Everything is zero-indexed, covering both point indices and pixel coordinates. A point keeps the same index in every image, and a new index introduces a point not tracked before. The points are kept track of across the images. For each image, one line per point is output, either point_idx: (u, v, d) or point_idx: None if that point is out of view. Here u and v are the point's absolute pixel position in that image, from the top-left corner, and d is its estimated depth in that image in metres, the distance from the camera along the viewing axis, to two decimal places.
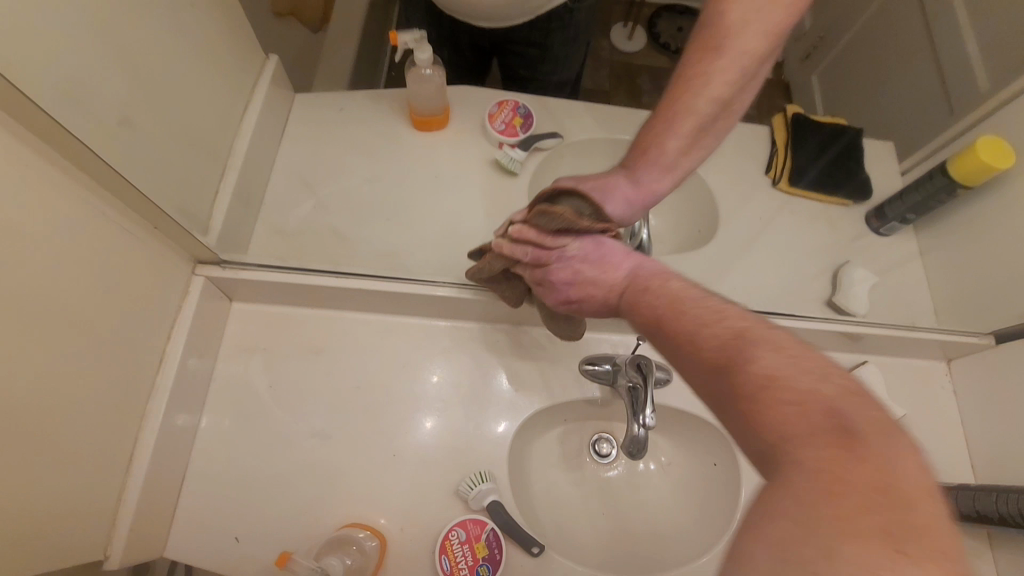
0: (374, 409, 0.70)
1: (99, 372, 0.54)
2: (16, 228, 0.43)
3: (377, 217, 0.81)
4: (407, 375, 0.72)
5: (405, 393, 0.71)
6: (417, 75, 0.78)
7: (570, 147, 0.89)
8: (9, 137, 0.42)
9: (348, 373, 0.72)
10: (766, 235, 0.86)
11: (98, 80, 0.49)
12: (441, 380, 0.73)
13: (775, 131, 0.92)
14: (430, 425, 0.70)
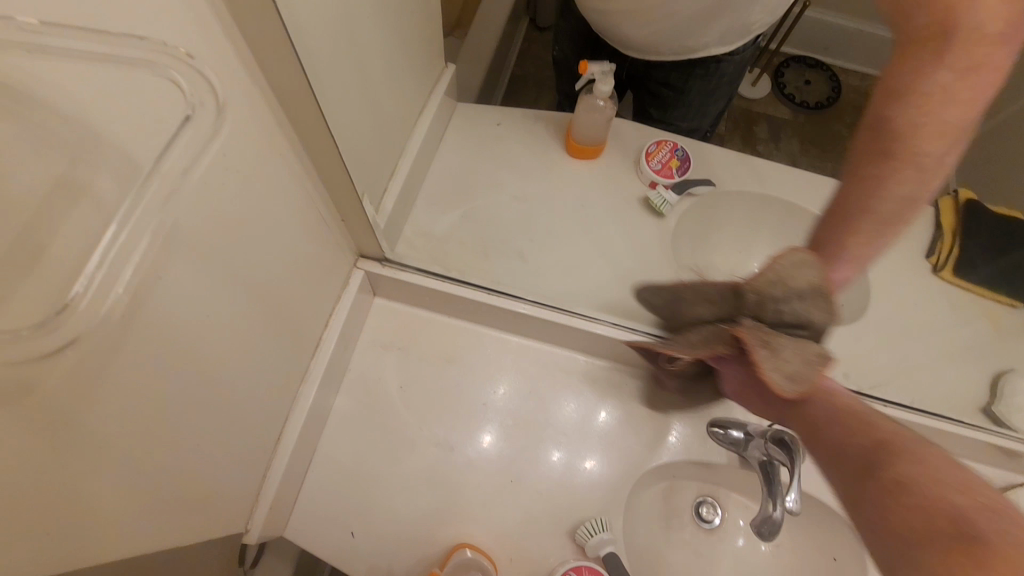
0: (444, 412, 0.70)
1: (279, 355, 0.55)
2: (265, 215, 0.45)
3: (521, 236, 0.81)
4: (474, 384, 0.72)
5: (473, 402, 0.71)
6: (590, 103, 0.79)
7: (721, 196, 0.86)
8: (277, 129, 0.43)
9: (438, 375, 0.72)
10: (921, 325, 0.80)
11: (345, 79, 0.50)
12: (507, 394, 0.72)
13: (941, 216, 0.88)
14: (490, 439, 0.69)
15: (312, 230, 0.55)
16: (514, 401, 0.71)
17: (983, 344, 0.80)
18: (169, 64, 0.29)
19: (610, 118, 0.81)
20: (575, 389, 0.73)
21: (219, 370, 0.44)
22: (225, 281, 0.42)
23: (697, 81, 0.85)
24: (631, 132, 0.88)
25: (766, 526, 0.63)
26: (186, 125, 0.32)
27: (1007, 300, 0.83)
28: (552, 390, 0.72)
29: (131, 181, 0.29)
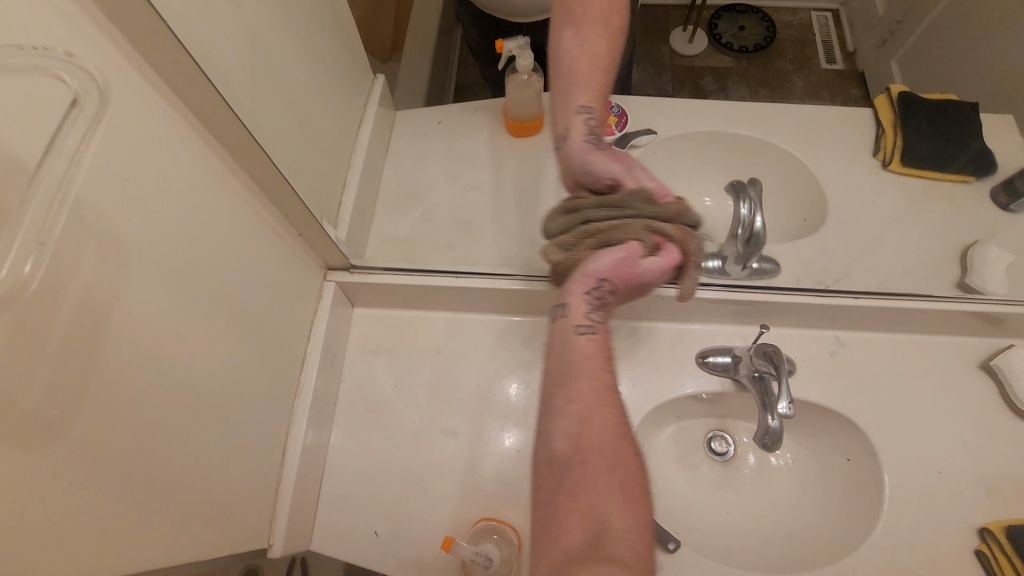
0: (456, 416, 0.71)
1: (263, 370, 0.57)
2: (214, 232, 0.47)
3: (482, 221, 0.84)
4: (484, 385, 0.73)
5: (486, 401, 0.72)
6: (517, 82, 0.81)
7: (665, 142, 0.89)
8: (210, 150, 0.46)
9: (441, 375, 0.74)
10: (881, 219, 0.83)
11: (267, 97, 0.53)
12: (519, 391, 0.73)
13: (879, 113, 0.90)
14: (510, 440, 0.70)
15: (269, 244, 0.57)
16: (527, 400, 0.72)
17: (946, 224, 0.82)
18: (61, 71, 0.31)
19: (539, 91, 0.84)
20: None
21: (198, 386, 0.46)
22: (183, 296, 0.43)
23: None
24: (566, 102, 0.91)
25: (769, 437, 0.64)
26: (79, 121, 0.32)
27: (960, 179, 0.84)
28: (560, 380, 0.73)
29: (52, 193, 0.31)
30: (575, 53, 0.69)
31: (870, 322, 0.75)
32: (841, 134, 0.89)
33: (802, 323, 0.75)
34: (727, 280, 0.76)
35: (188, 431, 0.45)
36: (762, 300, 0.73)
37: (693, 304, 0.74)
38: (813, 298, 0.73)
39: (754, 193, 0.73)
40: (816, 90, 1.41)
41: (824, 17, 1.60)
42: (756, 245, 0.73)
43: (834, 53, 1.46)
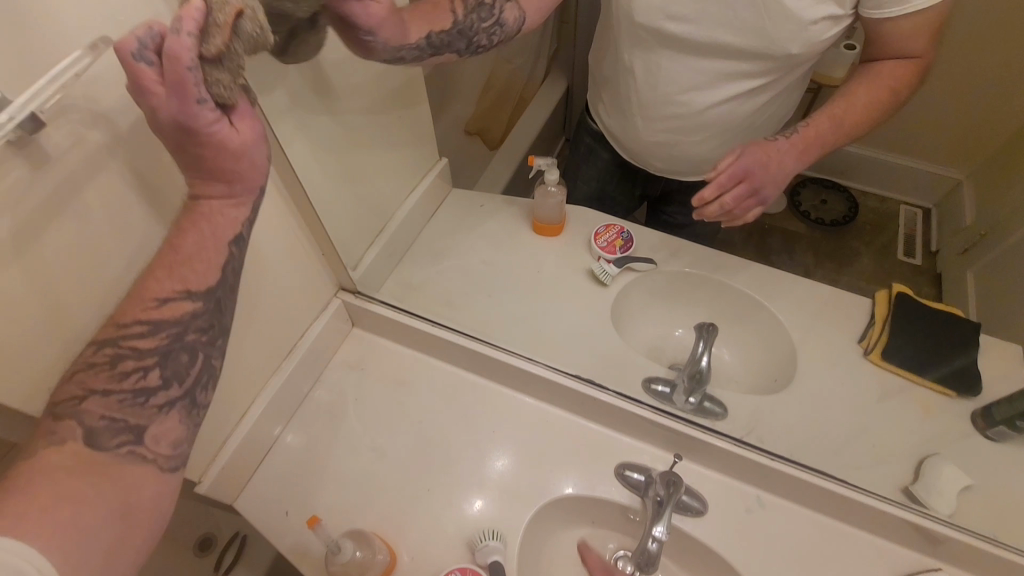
0: (415, 453, 0.81)
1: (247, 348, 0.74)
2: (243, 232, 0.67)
3: (480, 291, 0.97)
4: (476, 454, 0.81)
5: (474, 467, 0.80)
6: (544, 190, 0.98)
7: (662, 274, 0.99)
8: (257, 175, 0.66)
9: (399, 405, 0.86)
10: (842, 401, 0.84)
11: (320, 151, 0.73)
12: (504, 466, 0.80)
13: (875, 304, 0.92)
14: (480, 506, 0.77)
15: (284, 248, 0.76)
16: (511, 474, 0.80)
17: (911, 428, 0.81)
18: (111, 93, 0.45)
19: (562, 202, 1.00)
20: (507, 438, 0.83)
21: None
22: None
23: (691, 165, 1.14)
24: (587, 218, 1.05)
25: (644, 557, 0.70)
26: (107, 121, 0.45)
27: (941, 390, 0.83)
28: (477, 423, 0.84)
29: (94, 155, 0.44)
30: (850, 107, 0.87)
31: (795, 494, 0.76)
32: (833, 312, 0.93)
33: (727, 472, 0.78)
34: (668, 407, 0.81)
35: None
36: (685, 433, 0.78)
37: (624, 417, 0.81)
38: (735, 447, 0.76)
39: (710, 336, 0.81)
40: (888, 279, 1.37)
41: (915, 213, 1.62)
42: (700, 383, 0.79)
43: (915, 251, 1.47)
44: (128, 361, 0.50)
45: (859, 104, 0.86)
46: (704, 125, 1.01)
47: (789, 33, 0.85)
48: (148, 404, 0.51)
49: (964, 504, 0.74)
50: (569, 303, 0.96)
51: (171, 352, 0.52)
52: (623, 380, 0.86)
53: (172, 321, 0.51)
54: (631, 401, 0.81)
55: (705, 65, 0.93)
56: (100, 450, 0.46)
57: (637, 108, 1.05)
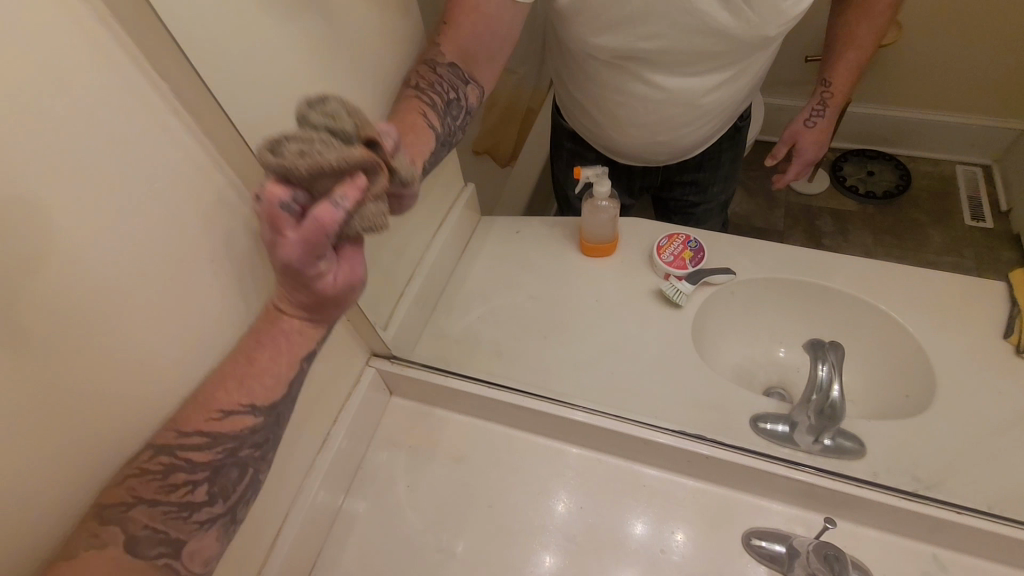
0: (468, 520, 0.69)
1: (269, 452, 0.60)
2: None
3: (532, 332, 0.82)
4: (536, 499, 0.69)
5: (537, 521, 0.68)
6: (593, 205, 0.84)
7: (743, 285, 0.83)
8: None
9: (461, 484, 0.71)
10: (1007, 414, 0.66)
11: None
12: (566, 509, 0.68)
13: (1014, 289, 0.75)
14: (549, 562, 0.65)
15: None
16: (577, 519, 0.67)
17: None
18: None
19: (616, 217, 0.85)
20: (598, 513, 0.68)
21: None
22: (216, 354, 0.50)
23: (732, 149, 1.02)
24: (643, 231, 0.90)
25: None
26: None
27: None
28: (529, 466, 0.72)
29: None
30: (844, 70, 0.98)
31: (981, 548, 0.59)
32: (964, 304, 0.76)
33: (884, 527, 0.62)
34: (791, 454, 0.66)
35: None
36: (829, 487, 0.62)
37: (735, 470, 0.65)
38: (879, 494, 0.61)
39: (836, 357, 0.65)
40: (957, 246, 1.21)
41: (973, 171, 1.46)
42: (834, 418, 0.64)
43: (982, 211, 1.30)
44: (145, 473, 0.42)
45: (865, 45, 0.97)
46: (702, 115, 0.88)
47: (772, 7, 0.72)
48: (196, 502, 0.45)
49: None
50: (641, 332, 0.80)
51: (222, 472, 0.47)
52: (725, 423, 0.70)
53: (231, 435, 0.46)
54: (739, 450, 0.66)
55: (687, 67, 0.79)
56: (137, 560, 0.41)
57: (617, 120, 0.91)
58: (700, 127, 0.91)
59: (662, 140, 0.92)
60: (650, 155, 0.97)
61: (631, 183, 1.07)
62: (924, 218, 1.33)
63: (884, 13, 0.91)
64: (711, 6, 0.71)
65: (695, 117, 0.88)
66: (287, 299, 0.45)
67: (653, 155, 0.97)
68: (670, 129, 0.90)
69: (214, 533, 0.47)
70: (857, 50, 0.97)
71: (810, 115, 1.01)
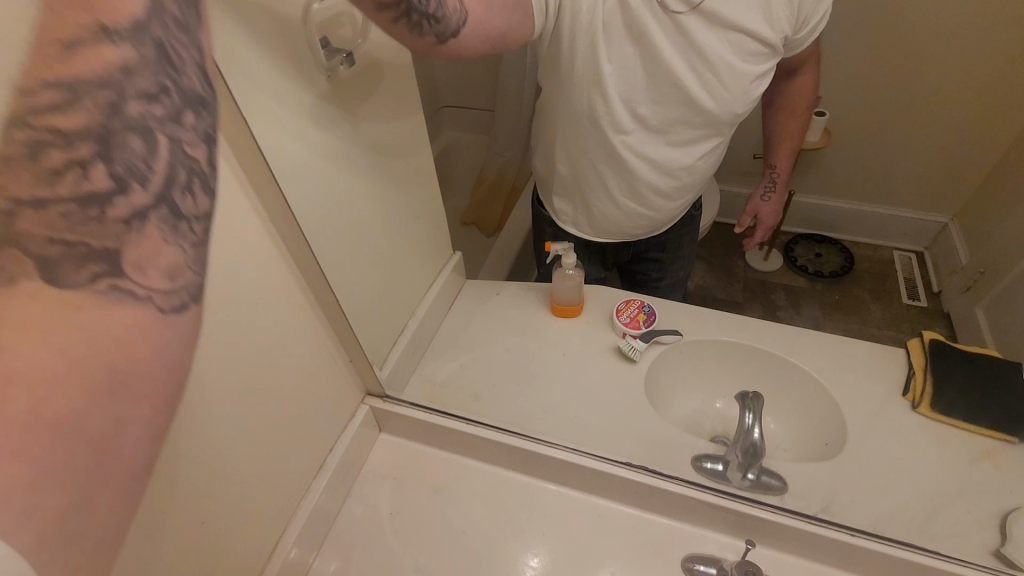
0: (453, 551, 0.76)
1: (273, 472, 0.70)
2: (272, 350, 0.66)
3: (508, 380, 0.94)
4: (511, 548, 0.76)
5: (513, 564, 0.75)
6: (562, 273, 0.99)
7: (690, 344, 0.97)
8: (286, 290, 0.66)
9: (447, 515, 0.80)
10: (901, 458, 0.79)
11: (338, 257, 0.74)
12: (540, 563, 0.75)
13: (911, 354, 0.89)
14: None
15: (314, 357, 0.75)
16: (551, 568, 0.74)
17: (983, 483, 0.76)
18: None
19: (582, 283, 1.00)
20: (564, 541, 0.77)
21: (224, 449, 0.61)
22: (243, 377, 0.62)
23: (687, 237, 1.20)
24: (606, 297, 1.05)
25: None
26: None
27: (998, 436, 0.79)
28: (506, 516, 0.80)
29: None
30: (783, 153, 1.20)
31: (876, 568, 0.71)
32: (870, 365, 0.90)
33: (802, 553, 0.72)
34: (722, 485, 0.76)
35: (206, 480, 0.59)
36: (754, 516, 0.73)
37: (682, 504, 0.76)
38: (802, 523, 0.71)
39: (755, 405, 0.77)
40: (897, 323, 1.37)
41: (907, 259, 1.72)
42: (756, 456, 0.75)
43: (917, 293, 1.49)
44: (56, 155, 0.23)
45: (796, 136, 1.18)
46: (680, 188, 1.03)
47: (737, 96, 0.91)
48: (109, 220, 0.23)
49: None
50: (602, 382, 0.92)
51: (119, 140, 0.24)
52: (670, 462, 0.82)
53: (95, 71, 0.23)
54: (681, 483, 0.77)
55: (673, 137, 0.95)
56: (68, 293, 0.22)
57: (611, 188, 1.02)
58: (676, 201, 1.06)
59: (645, 210, 1.05)
60: (630, 228, 1.10)
61: (605, 258, 1.21)
62: (866, 295, 1.50)
63: (802, 113, 1.14)
64: (697, 87, 0.88)
65: (675, 191, 1.03)
66: None
67: (632, 228, 1.09)
68: (655, 199, 1.03)
69: (188, 310, 0.25)
70: (793, 139, 1.19)
71: (763, 192, 1.23)
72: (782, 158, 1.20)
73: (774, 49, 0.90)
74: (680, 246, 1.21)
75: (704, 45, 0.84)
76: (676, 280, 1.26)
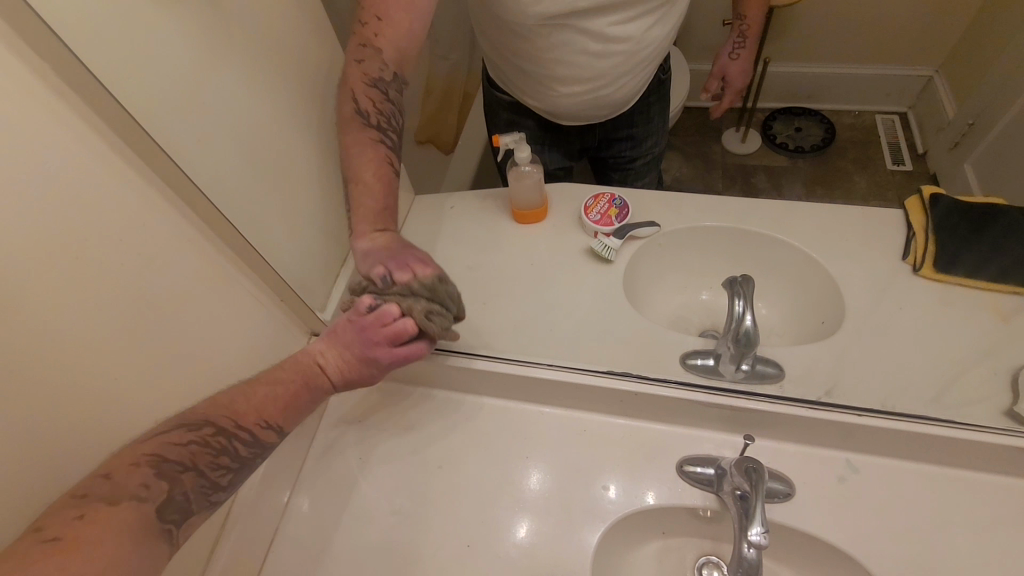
0: (442, 486, 0.70)
1: None
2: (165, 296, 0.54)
3: (471, 299, 0.85)
4: (506, 473, 0.70)
5: (507, 491, 0.69)
6: (517, 171, 0.86)
7: (668, 235, 0.87)
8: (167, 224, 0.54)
9: (428, 450, 0.73)
10: (902, 325, 0.73)
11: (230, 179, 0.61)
12: (541, 482, 0.69)
13: (911, 216, 0.81)
14: (525, 531, 0.66)
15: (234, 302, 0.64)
16: (557, 486, 0.69)
17: (992, 339, 0.70)
18: None
19: (541, 181, 0.88)
20: (562, 458, 0.71)
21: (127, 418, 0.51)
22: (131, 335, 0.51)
23: (656, 105, 1.05)
24: (572, 195, 0.93)
25: (744, 567, 0.59)
26: None
27: (1010, 291, 0.72)
28: (507, 445, 0.73)
29: None
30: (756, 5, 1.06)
31: (888, 447, 0.65)
32: (866, 232, 0.82)
33: (805, 440, 0.67)
34: (715, 382, 0.70)
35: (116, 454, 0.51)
36: (750, 407, 0.66)
37: (673, 406, 0.69)
38: (806, 409, 0.65)
39: (746, 289, 0.69)
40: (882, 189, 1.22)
41: (892, 118, 1.42)
42: (750, 345, 0.68)
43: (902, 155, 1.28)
44: (203, 454, 0.50)
45: None
46: (637, 65, 0.90)
47: None
48: (213, 491, 0.51)
49: None
50: (575, 289, 0.83)
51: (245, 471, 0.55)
52: (657, 363, 0.74)
53: (258, 444, 0.55)
54: (665, 385, 0.70)
55: (620, 6, 0.81)
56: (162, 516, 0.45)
57: (559, 74, 0.88)
58: (634, 81, 0.93)
59: (601, 95, 0.92)
60: (585, 120, 0.97)
61: (567, 147, 1.07)
62: (851, 166, 1.32)
63: None
64: None
65: (633, 66, 0.89)
66: (331, 357, 0.60)
67: (588, 119, 0.97)
68: (611, 82, 0.90)
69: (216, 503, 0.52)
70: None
71: (732, 49, 1.10)
72: (756, 9, 1.07)
73: None
74: (649, 122, 1.06)
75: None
76: (652, 162, 1.12)
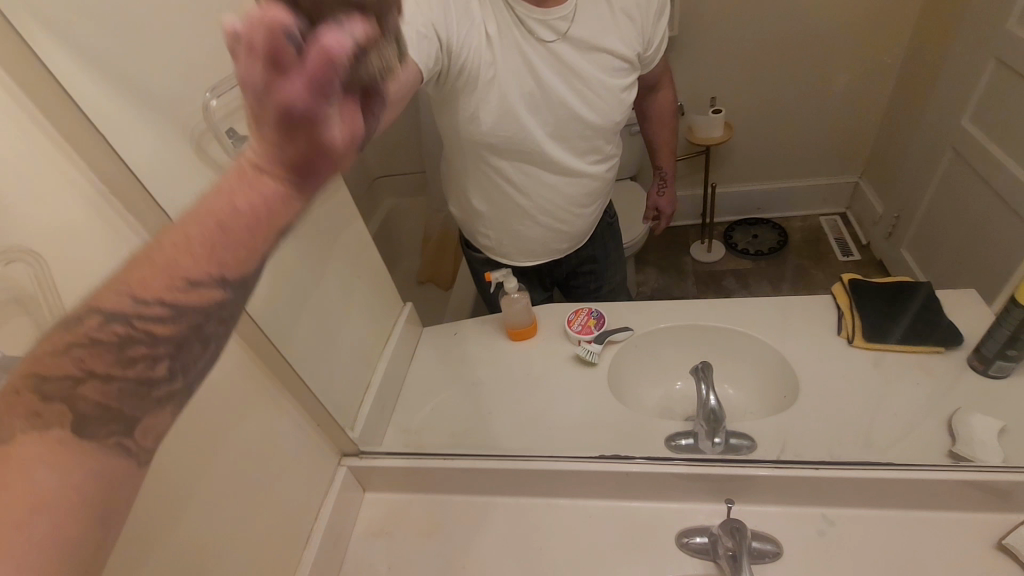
0: None
1: (260, 549, 0.70)
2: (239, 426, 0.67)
3: (478, 411, 0.97)
4: None
5: None
6: (507, 298, 1.04)
7: (641, 337, 1.03)
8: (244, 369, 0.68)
9: (449, 553, 0.80)
10: (848, 389, 0.85)
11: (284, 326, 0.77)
12: None
13: (836, 297, 0.96)
14: None
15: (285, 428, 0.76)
16: None
17: (923, 394, 0.83)
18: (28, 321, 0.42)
19: (528, 305, 1.05)
20: (568, 555, 0.77)
21: (205, 531, 0.61)
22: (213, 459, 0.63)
23: (612, 242, 1.30)
24: (556, 312, 1.10)
25: None
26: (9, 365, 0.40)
27: (932, 350, 0.86)
28: (512, 547, 0.79)
29: None
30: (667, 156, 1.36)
31: (854, 498, 0.74)
32: (806, 314, 0.97)
33: (783, 501, 0.75)
34: (696, 455, 0.80)
35: (195, 554, 0.60)
36: (728, 475, 0.76)
37: (664, 482, 0.78)
38: (780, 470, 0.74)
39: (708, 373, 0.83)
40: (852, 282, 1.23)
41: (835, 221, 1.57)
42: (717, 420, 0.81)
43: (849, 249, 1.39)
44: (138, 348, 0.31)
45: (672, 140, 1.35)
46: (590, 195, 1.11)
47: (614, 105, 1.01)
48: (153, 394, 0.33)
49: (1009, 450, 0.75)
50: (568, 391, 0.96)
51: (191, 341, 0.34)
52: (646, 447, 0.84)
53: (201, 308, 0.33)
54: (674, 462, 0.79)
55: (567, 149, 1.02)
56: (86, 441, 0.30)
57: (529, 208, 1.07)
58: (590, 209, 1.14)
59: (564, 224, 1.12)
60: (554, 246, 1.16)
61: (544, 278, 1.27)
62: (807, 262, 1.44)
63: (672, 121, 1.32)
64: (582, 105, 0.97)
65: (587, 198, 1.11)
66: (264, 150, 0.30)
67: (557, 244, 1.16)
68: (572, 211, 1.11)
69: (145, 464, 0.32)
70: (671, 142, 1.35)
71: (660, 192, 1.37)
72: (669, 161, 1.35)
73: (632, 63, 1.02)
74: (610, 250, 1.30)
75: (573, 65, 0.93)
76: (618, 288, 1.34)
